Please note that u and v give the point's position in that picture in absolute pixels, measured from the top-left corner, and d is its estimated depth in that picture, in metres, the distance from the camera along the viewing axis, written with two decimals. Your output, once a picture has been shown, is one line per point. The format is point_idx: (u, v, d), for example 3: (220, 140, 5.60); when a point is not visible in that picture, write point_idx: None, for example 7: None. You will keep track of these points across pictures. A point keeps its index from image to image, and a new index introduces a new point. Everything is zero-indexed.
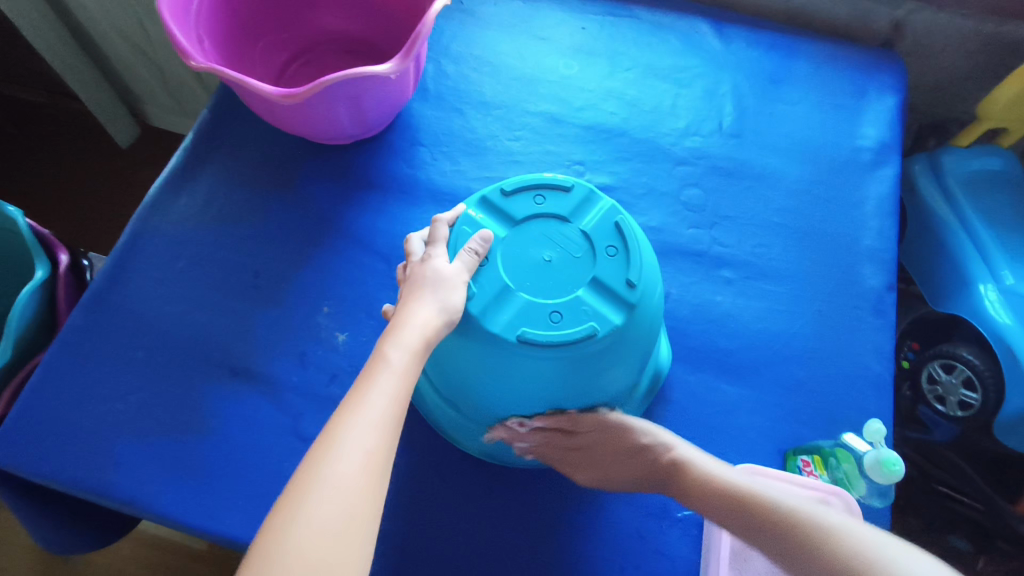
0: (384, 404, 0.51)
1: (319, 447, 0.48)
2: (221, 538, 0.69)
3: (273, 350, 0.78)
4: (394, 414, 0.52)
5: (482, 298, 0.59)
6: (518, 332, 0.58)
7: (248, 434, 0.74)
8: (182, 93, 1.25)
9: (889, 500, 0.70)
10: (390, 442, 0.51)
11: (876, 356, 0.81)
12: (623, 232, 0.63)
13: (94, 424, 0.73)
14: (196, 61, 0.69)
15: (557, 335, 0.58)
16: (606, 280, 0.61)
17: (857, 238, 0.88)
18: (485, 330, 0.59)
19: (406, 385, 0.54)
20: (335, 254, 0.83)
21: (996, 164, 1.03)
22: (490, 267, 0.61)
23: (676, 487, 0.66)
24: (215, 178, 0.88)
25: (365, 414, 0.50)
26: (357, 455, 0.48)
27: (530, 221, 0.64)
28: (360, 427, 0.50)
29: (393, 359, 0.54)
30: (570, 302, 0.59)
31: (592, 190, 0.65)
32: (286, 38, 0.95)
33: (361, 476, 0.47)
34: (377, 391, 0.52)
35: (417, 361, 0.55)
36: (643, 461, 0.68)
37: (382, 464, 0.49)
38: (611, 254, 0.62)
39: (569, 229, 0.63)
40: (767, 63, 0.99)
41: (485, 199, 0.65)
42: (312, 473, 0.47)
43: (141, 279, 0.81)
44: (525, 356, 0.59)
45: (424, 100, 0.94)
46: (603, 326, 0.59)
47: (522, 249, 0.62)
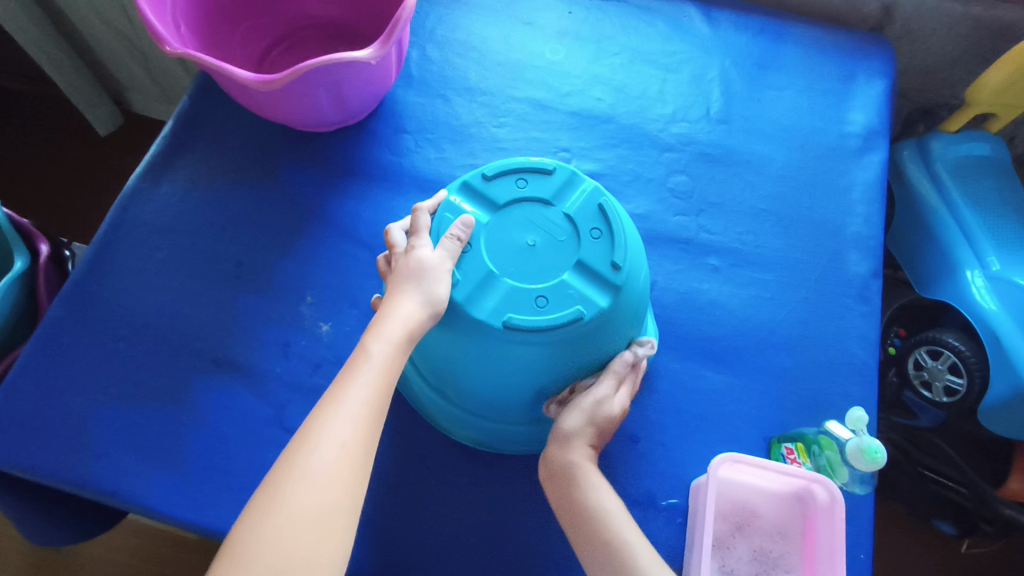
0: (363, 397, 0.51)
1: (296, 441, 0.48)
2: (205, 530, 0.69)
3: (256, 341, 0.77)
4: (374, 408, 0.51)
5: (466, 285, 0.59)
6: (503, 318, 0.58)
7: (231, 426, 0.73)
8: (162, 80, 1.23)
9: (869, 487, 0.71)
10: (369, 435, 0.50)
11: (861, 344, 0.81)
12: (607, 213, 0.62)
13: (75, 418, 0.73)
14: (171, 46, 0.68)
15: (543, 320, 0.58)
16: (590, 263, 0.60)
17: (843, 223, 0.87)
18: (471, 317, 0.58)
19: (387, 378, 0.53)
20: (318, 243, 0.83)
21: (983, 148, 1.03)
22: (473, 253, 0.60)
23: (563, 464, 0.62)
24: (195, 166, 0.86)
25: (343, 408, 0.50)
26: (333, 449, 0.48)
27: (513, 206, 0.63)
28: (338, 421, 0.49)
29: (374, 353, 0.53)
30: (555, 286, 0.59)
31: (574, 172, 0.64)
32: (266, 23, 0.93)
33: (336, 469, 0.47)
34: (356, 386, 0.51)
35: (399, 355, 0.54)
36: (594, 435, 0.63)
37: (360, 459, 0.49)
38: (596, 236, 0.61)
39: (552, 213, 0.63)
40: (756, 47, 0.98)
41: (467, 184, 0.64)
42: (289, 466, 0.47)
43: (122, 269, 0.80)
44: (512, 343, 0.58)
45: (408, 86, 0.93)
46: (589, 309, 0.58)
47: (506, 234, 0.61)
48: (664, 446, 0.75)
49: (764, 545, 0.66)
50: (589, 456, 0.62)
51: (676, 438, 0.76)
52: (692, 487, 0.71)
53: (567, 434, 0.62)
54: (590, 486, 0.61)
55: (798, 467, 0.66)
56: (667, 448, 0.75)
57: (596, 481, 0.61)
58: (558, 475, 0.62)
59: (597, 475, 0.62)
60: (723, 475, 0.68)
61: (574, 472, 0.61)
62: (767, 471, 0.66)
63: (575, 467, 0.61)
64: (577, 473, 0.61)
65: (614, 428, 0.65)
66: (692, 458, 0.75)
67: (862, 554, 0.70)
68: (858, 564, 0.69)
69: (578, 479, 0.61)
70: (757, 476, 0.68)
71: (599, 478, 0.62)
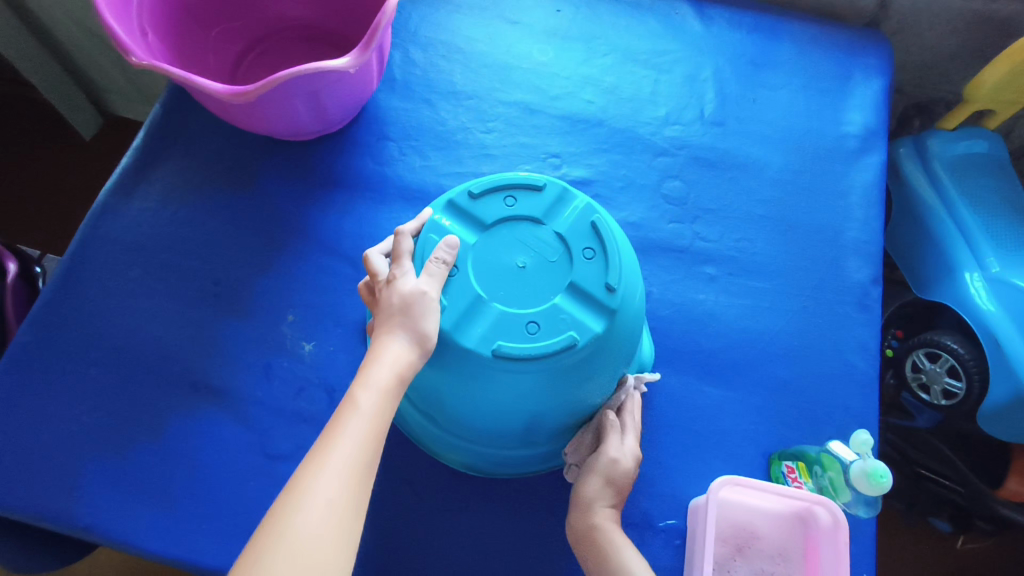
0: (351, 448, 0.49)
1: (282, 499, 0.46)
2: (185, 564, 0.66)
3: (236, 363, 0.74)
4: (364, 459, 0.49)
5: (453, 311, 0.56)
6: (493, 346, 0.55)
7: (211, 454, 0.70)
8: (141, 82, 1.18)
9: (874, 509, 0.69)
10: (358, 491, 0.47)
11: (862, 354, 0.79)
12: (600, 232, 0.59)
13: (47, 449, 0.69)
14: (137, 57, 0.64)
15: (534, 347, 0.55)
16: (584, 285, 0.57)
17: (842, 229, 0.85)
18: (459, 346, 0.55)
19: (376, 427, 0.51)
20: (299, 258, 0.79)
21: (982, 146, 1.00)
22: (460, 277, 0.57)
23: (590, 534, 0.62)
24: (169, 178, 0.82)
25: (330, 461, 0.47)
26: (320, 506, 0.45)
27: (501, 225, 0.60)
28: (326, 477, 0.47)
29: (361, 403, 0.51)
30: (548, 311, 0.56)
31: (566, 188, 0.61)
32: (241, 26, 0.89)
33: (324, 528, 0.44)
34: (343, 437, 0.49)
35: (388, 401, 0.52)
36: (614, 497, 0.63)
37: (349, 516, 0.46)
38: (589, 256, 0.59)
39: (543, 231, 0.60)
40: (750, 46, 0.95)
41: (452, 202, 0.61)
42: (273, 528, 0.44)
43: (94, 290, 0.77)
44: (503, 371, 0.56)
45: (391, 91, 0.89)
46: (583, 336, 0.56)
47: (495, 255, 0.58)
48: (661, 465, 0.73)
49: (764, 567, 0.64)
50: (609, 518, 0.63)
51: (674, 456, 0.73)
52: (692, 505, 0.69)
53: (589, 500, 0.63)
54: (614, 548, 0.61)
55: (798, 489, 0.64)
56: (664, 467, 0.73)
57: (619, 540, 0.61)
58: (584, 542, 0.62)
59: (622, 538, 0.62)
60: (723, 496, 0.66)
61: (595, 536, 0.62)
62: (767, 493, 0.64)
63: (596, 530, 0.62)
64: (601, 537, 0.61)
65: (632, 481, 0.65)
66: (691, 476, 0.73)
67: (865, 572, 0.68)
68: None
69: (601, 543, 0.61)
70: (757, 497, 0.65)
71: (622, 539, 0.62)
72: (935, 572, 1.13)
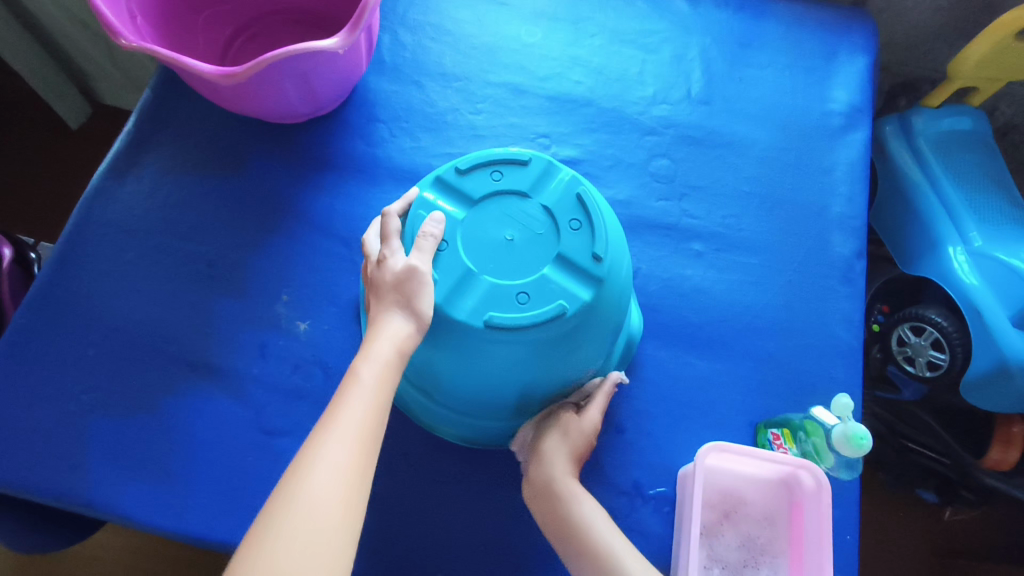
0: (357, 420, 0.50)
1: (291, 470, 0.47)
2: (187, 537, 0.68)
3: (233, 342, 0.75)
4: (369, 431, 0.50)
5: (445, 283, 0.58)
6: (484, 317, 0.56)
7: (210, 431, 0.72)
8: (128, 70, 1.18)
9: (856, 472, 0.71)
10: (361, 461, 0.48)
11: (845, 325, 0.81)
12: (585, 204, 0.60)
13: (46, 428, 0.71)
14: (126, 39, 0.65)
15: (525, 317, 0.56)
16: (570, 256, 0.59)
17: (826, 204, 0.87)
18: (452, 317, 0.57)
19: (381, 399, 0.53)
20: (292, 239, 0.80)
21: (965, 121, 1.02)
22: (450, 251, 0.59)
23: (547, 491, 0.64)
24: (161, 162, 0.83)
25: (337, 432, 0.49)
26: (328, 475, 0.46)
27: (488, 201, 0.61)
28: (328, 448, 0.48)
29: (366, 375, 0.53)
30: (537, 282, 0.57)
31: (552, 163, 0.62)
32: (229, 9, 0.89)
33: (332, 496, 0.46)
34: (348, 410, 0.51)
35: (391, 375, 0.54)
36: (571, 457, 0.65)
37: (356, 484, 0.47)
38: (575, 228, 0.60)
39: (530, 205, 0.61)
40: (737, 25, 0.96)
41: (440, 178, 0.62)
42: (282, 497, 0.45)
43: (89, 273, 0.78)
44: (495, 341, 0.57)
45: (380, 73, 0.90)
46: (572, 304, 0.57)
47: (484, 230, 0.60)
48: (650, 435, 0.75)
49: (751, 532, 0.66)
50: (568, 473, 0.64)
51: (663, 427, 0.75)
52: (680, 475, 0.71)
53: (546, 453, 0.65)
54: (573, 500, 0.62)
55: (784, 454, 0.66)
56: (653, 437, 0.75)
57: (578, 493, 0.63)
58: (543, 494, 0.64)
59: (581, 492, 0.63)
60: (709, 463, 0.67)
61: (552, 487, 0.63)
62: (754, 460, 0.65)
63: (552, 483, 0.63)
64: (563, 491, 0.63)
65: (591, 445, 0.68)
66: (679, 446, 0.74)
67: (848, 535, 0.70)
68: (844, 545, 0.70)
69: (557, 494, 0.63)
70: (745, 463, 0.67)
71: (581, 492, 0.63)
72: (921, 540, 1.16)
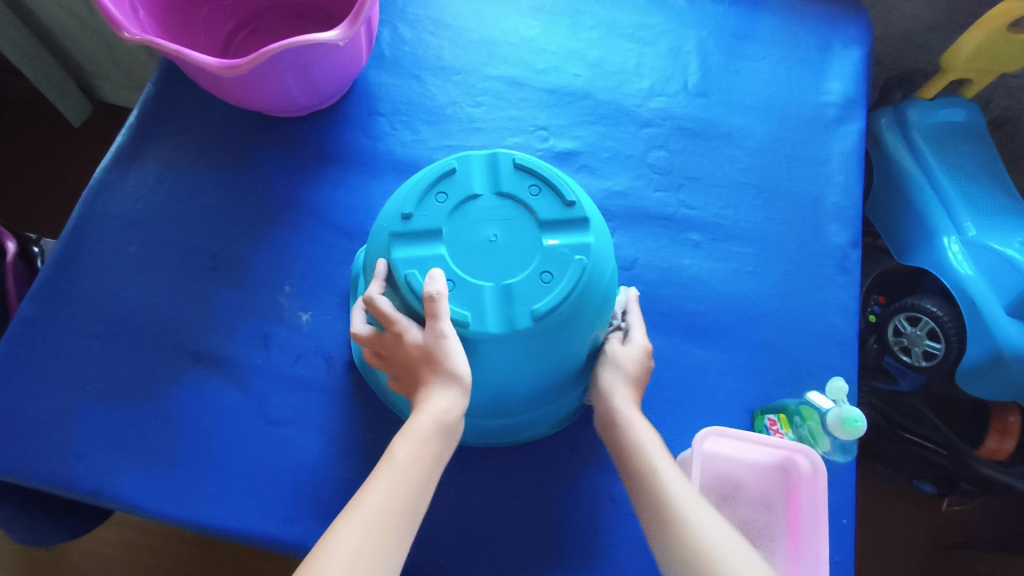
0: (386, 500, 0.51)
1: (321, 544, 0.49)
2: (192, 525, 0.69)
3: (235, 333, 0.76)
4: (399, 512, 0.51)
5: (471, 312, 0.58)
6: (529, 313, 0.57)
7: (213, 420, 0.73)
8: (130, 69, 1.18)
9: (851, 455, 0.72)
10: (389, 538, 0.49)
11: (842, 313, 0.82)
12: (528, 168, 0.62)
13: (52, 419, 0.71)
14: (130, 33, 0.66)
15: (559, 291, 0.58)
16: (553, 218, 0.60)
17: (822, 195, 0.88)
18: (497, 332, 0.58)
19: (415, 481, 0.53)
20: (293, 231, 0.81)
21: (928, 105, 1.03)
22: (459, 285, 0.58)
23: (607, 423, 0.64)
24: (163, 156, 0.84)
25: (366, 511, 0.50)
26: (352, 554, 0.47)
27: (450, 221, 0.60)
28: (355, 526, 0.49)
29: (399, 454, 0.54)
30: (548, 257, 0.59)
31: (472, 155, 0.62)
32: (230, 4, 0.90)
33: (353, 574, 0.46)
34: (380, 487, 0.52)
35: (425, 455, 0.55)
36: (629, 387, 0.65)
37: (380, 562, 0.48)
38: (538, 192, 0.61)
39: (487, 200, 0.61)
40: (732, 18, 0.97)
41: (393, 234, 0.61)
42: (308, 570, 0.46)
43: (94, 265, 0.78)
44: (541, 331, 0.59)
45: (380, 67, 0.90)
46: (586, 254, 0.59)
47: (468, 247, 0.60)
48: (649, 422, 0.76)
49: (748, 515, 0.67)
50: (629, 401, 0.64)
51: (661, 414, 0.76)
52: (678, 460, 0.72)
53: (603, 386, 0.65)
54: (631, 426, 0.63)
55: (779, 438, 0.67)
56: (652, 424, 0.76)
57: (635, 419, 0.63)
58: (608, 425, 0.64)
59: (639, 418, 0.63)
60: (705, 449, 0.68)
61: (611, 414, 0.64)
62: (751, 445, 0.67)
63: (612, 412, 0.64)
64: (620, 419, 0.63)
65: (648, 370, 0.67)
66: (677, 432, 0.75)
67: (844, 519, 0.72)
68: (841, 528, 0.71)
69: (616, 420, 0.63)
70: (741, 449, 0.68)
71: (639, 417, 0.63)
72: (918, 531, 1.17)
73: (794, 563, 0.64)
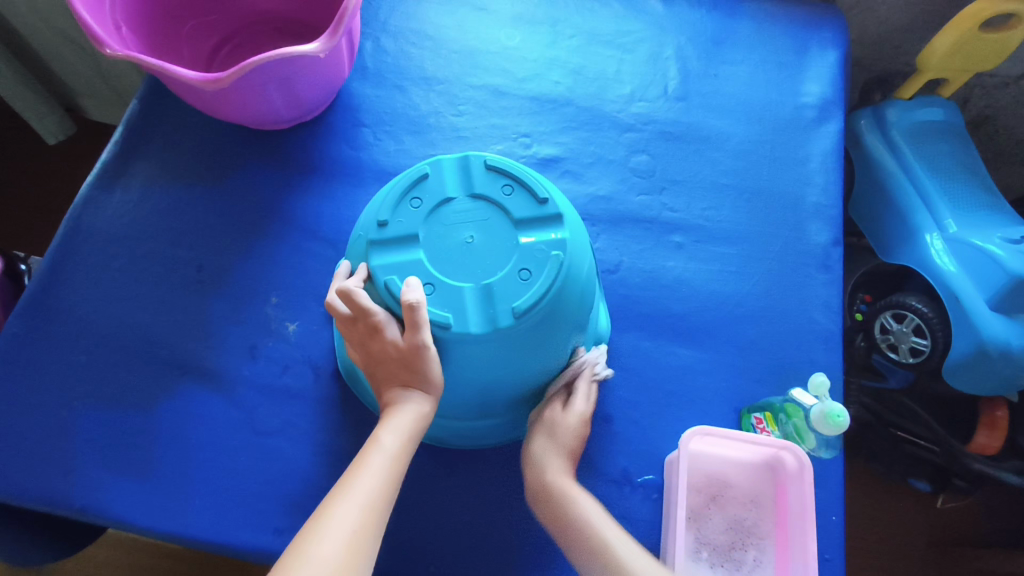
0: (372, 486, 0.55)
1: (309, 526, 0.51)
2: (181, 538, 0.69)
3: (222, 344, 0.76)
4: (383, 496, 0.55)
5: (452, 313, 0.58)
6: (509, 311, 0.58)
7: (201, 433, 0.73)
8: (116, 87, 1.18)
9: (835, 450, 0.74)
10: (377, 525, 0.53)
11: (825, 311, 0.83)
12: (500, 169, 0.62)
13: (39, 435, 0.71)
14: (111, 48, 0.66)
15: (536, 288, 0.58)
16: (527, 215, 0.61)
17: (802, 194, 0.89)
18: (478, 332, 0.58)
19: (396, 468, 0.57)
20: (279, 242, 0.81)
21: (904, 104, 1.04)
22: (439, 287, 0.59)
23: (541, 502, 0.65)
24: (148, 171, 0.84)
25: (353, 495, 0.54)
26: (342, 536, 0.51)
27: (427, 225, 0.61)
28: (349, 507, 0.53)
29: (385, 443, 0.58)
30: (524, 254, 0.59)
31: (444, 160, 0.63)
32: (213, 20, 0.92)
33: (342, 555, 0.50)
34: (366, 474, 0.56)
35: (408, 447, 0.59)
36: (564, 455, 0.67)
37: (366, 545, 0.51)
38: (511, 192, 0.62)
39: (462, 203, 0.62)
40: (711, 23, 0.98)
41: (371, 242, 0.61)
42: (300, 551, 0.49)
43: (80, 281, 0.78)
44: (522, 329, 0.59)
45: (363, 79, 0.91)
46: (562, 249, 0.60)
47: (445, 249, 0.60)
48: (636, 424, 0.76)
49: (738, 514, 0.67)
50: (562, 471, 0.66)
51: (649, 416, 0.76)
52: (667, 462, 0.73)
53: (537, 456, 0.67)
54: (570, 500, 0.64)
55: (767, 436, 0.66)
56: (639, 426, 0.76)
57: (573, 490, 0.65)
58: (542, 498, 0.65)
59: (578, 489, 0.66)
60: (694, 448, 0.69)
61: (548, 487, 0.65)
62: (742, 444, 0.67)
63: (549, 484, 0.65)
64: (558, 491, 0.65)
65: (583, 438, 0.69)
66: (665, 434, 0.76)
67: (832, 515, 0.72)
68: (829, 525, 0.72)
69: (556, 493, 0.65)
70: (728, 447, 0.69)
71: (577, 488, 0.66)
72: (916, 530, 1.17)
73: (784, 561, 0.64)
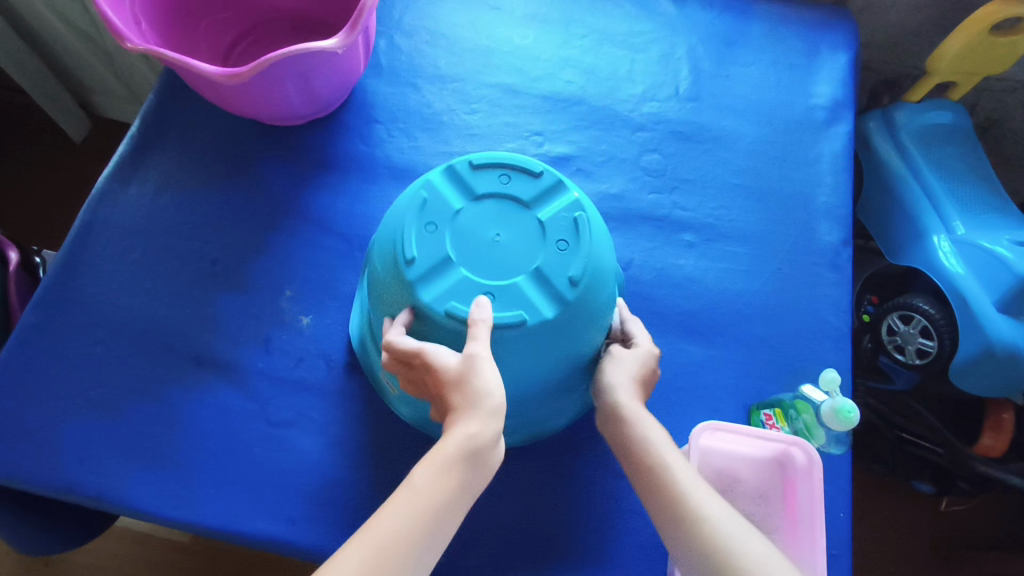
0: (390, 527, 0.49)
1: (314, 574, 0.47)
2: (194, 527, 0.69)
3: (236, 337, 0.77)
4: (405, 540, 0.49)
5: (524, 309, 0.59)
6: (568, 278, 0.60)
7: (215, 424, 0.73)
8: (132, 84, 1.20)
9: (845, 444, 0.74)
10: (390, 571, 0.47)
11: (834, 310, 0.83)
12: (488, 164, 0.64)
13: (55, 423, 0.72)
14: (133, 43, 0.67)
15: (580, 250, 0.61)
16: (535, 192, 0.63)
17: (813, 195, 0.89)
18: (554, 314, 0.59)
19: (429, 506, 0.51)
20: (295, 237, 0.82)
21: (915, 108, 1.04)
22: (500, 292, 0.59)
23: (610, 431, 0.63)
24: (165, 165, 0.85)
25: (365, 538, 0.48)
26: None
27: (452, 241, 0.61)
28: (357, 552, 0.47)
29: (416, 479, 0.52)
30: (554, 227, 0.62)
31: (432, 178, 0.64)
32: (230, 16, 0.93)
33: None
34: (388, 513, 0.50)
35: (445, 480, 0.52)
36: (636, 390, 0.63)
37: None
38: (508, 180, 0.64)
39: (472, 207, 0.62)
40: (722, 24, 0.99)
41: (409, 283, 0.60)
42: None
43: (95, 272, 0.79)
44: (585, 295, 0.61)
45: (378, 76, 0.92)
46: (580, 208, 0.63)
47: (480, 253, 0.61)
48: None
49: (746, 510, 0.68)
50: (634, 400, 0.62)
51: (658, 412, 0.77)
52: None
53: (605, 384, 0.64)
54: (636, 422, 0.61)
55: (774, 432, 0.68)
56: None
57: (642, 413, 0.61)
58: (610, 418, 0.62)
59: (647, 417, 0.61)
60: (705, 444, 0.69)
61: (616, 410, 0.62)
62: (746, 439, 0.68)
63: (616, 408, 0.62)
64: (625, 414, 0.61)
65: (653, 376, 0.67)
66: (674, 430, 0.76)
67: (841, 512, 0.73)
68: (837, 522, 0.72)
69: (620, 416, 0.61)
70: (737, 444, 0.69)
71: (647, 414, 0.61)
72: (918, 532, 1.17)
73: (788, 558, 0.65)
